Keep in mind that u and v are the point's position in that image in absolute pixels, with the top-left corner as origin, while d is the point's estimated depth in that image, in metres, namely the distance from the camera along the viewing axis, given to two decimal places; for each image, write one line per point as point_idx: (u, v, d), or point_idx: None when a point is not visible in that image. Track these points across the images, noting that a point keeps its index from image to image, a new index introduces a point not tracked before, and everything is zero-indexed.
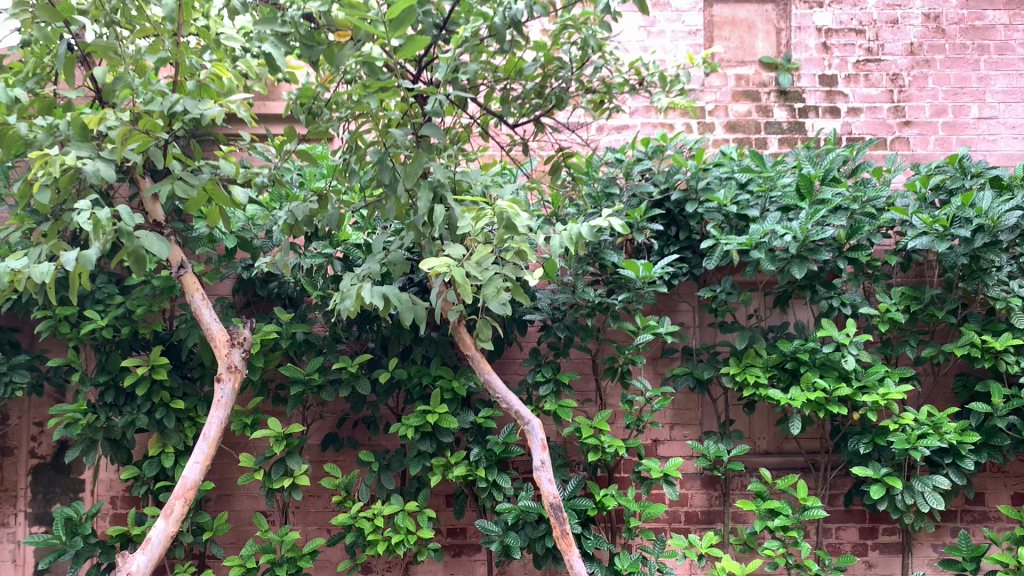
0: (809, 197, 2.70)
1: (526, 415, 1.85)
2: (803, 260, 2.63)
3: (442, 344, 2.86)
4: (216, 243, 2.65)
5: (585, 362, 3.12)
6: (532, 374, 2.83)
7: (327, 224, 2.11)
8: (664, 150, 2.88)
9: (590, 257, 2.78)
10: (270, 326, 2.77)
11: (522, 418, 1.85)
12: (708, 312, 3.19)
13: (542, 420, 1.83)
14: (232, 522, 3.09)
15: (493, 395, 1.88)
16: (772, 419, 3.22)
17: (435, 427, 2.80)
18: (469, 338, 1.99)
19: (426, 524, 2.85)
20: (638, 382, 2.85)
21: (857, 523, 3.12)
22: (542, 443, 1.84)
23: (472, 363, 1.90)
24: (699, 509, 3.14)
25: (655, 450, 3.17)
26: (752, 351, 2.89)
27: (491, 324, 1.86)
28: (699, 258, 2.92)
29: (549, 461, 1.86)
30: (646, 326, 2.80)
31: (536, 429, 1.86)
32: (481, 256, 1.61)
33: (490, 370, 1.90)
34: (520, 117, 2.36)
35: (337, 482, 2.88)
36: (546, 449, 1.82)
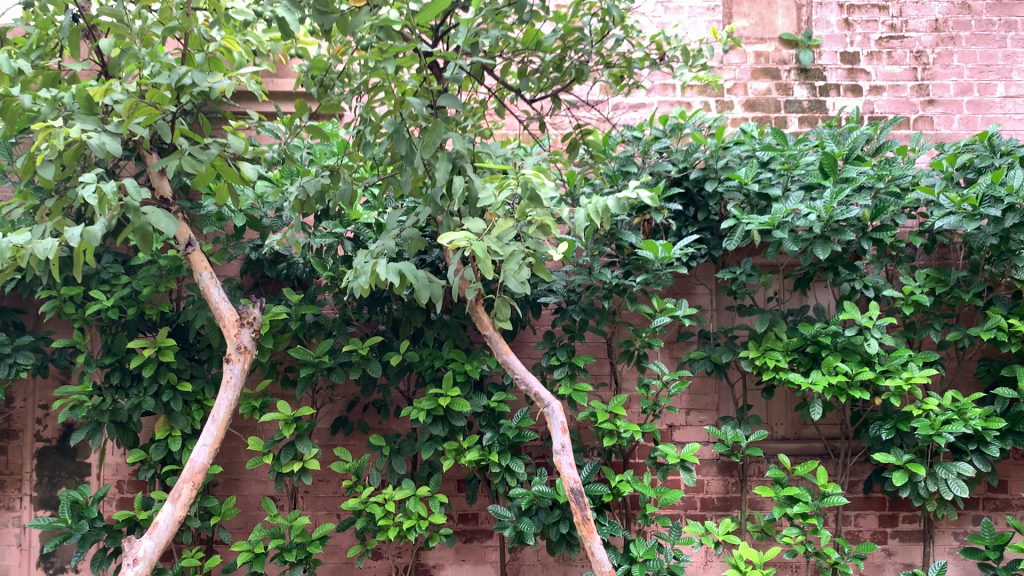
0: (833, 175, 2.63)
1: (545, 397, 1.79)
2: (826, 240, 2.57)
3: (455, 327, 2.80)
4: (225, 222, 2.59)
5: (600, 346, 3.06)
6: (547, 358, 2.77)
7: (339, 200, 2.04)
8: (682, 128, 2.80)
9: (608, 237, 2.72)
10: (280, 308, 2.71)
11: (542, 400, 1.79)
12: (726, 296, 3.13)
13: (563, 402, 1.76)
14: (240, 507, 3.04)
15: (512, 376, 1.82)
16: (790, 404, 3.16)
17: (448, 411, 2.74)
18: (486, 318, 1.92)
19: (438, 510, 2.79)
20: (655, 366, 2.78)
21: (876, 511, 3.06)
22: (562, 426, 1.77)
23: (489, 343, 1.84)
24: (715, 496, 3.08)
25: (671, 436, 3.11)
26: (772, 335, 2.83)
27: (509, 303, 1.80)
28: (718, 239, 2.85)
29: (569, 444, 1.80)
30: (664, 308, 2.73)
31: (556, 412, 1.79)
32: (502, 231, 1.56)
33: (507, 350, 1.84)
34: (538, 92, 2.29)
35: (347, 467, 2.83)
36: (567, 433, 1.75)
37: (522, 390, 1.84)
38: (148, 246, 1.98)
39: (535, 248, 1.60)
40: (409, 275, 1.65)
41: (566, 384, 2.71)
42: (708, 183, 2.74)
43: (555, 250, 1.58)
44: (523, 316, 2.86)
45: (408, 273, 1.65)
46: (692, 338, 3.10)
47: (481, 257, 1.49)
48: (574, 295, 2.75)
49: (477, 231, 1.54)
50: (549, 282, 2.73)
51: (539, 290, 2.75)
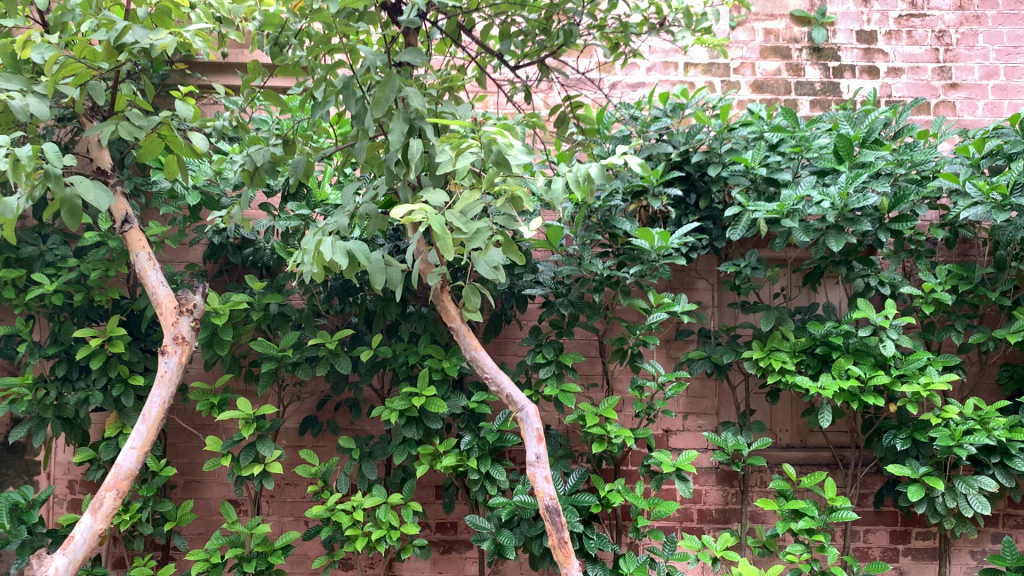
0: (849, 160, 2.38)
1: (520, 400, 1.56)
2: (840, 231, 2.34)
3: (432, 320, 2.56)
4: (180, 201, 2.36)
5: (591, 344, 2.82)
6: (531, 355, 2.53)
7: (293, 173, 1.81)
8: (683, 107, 2.56)
9: (600, 224, 2.47)
10: (240, 296, 2.48)
11: (515, 404, 1.56)
12: (729, 291, 2.89)
13: (541, 408, 1.54)
14: (199, 511, 2.82)
15: (482, 376, 1.59)
16: (796, 410, 2.93)
17: (423, 412, 2.50)
18: (455, 308, 1.69)
19: (411, 519, 2.56)
20: (651, 367, 2.54)
21: (887, 527, 2.83)
22: (538, 435, 1.54)
23: (457, 337, 1.60)
24: (714, 507, 2.85)
25: (667, 442, 2.88)
26: (778, 334, 2.59)
27: (479, 291, 1.57)
28: (721, 229, 2.62)
29: (546, 454, 1.57)
30: (660, 304, 2.50)
31: (531, 417, 1.56)
32: (466, 204, 1.33)
33: (477, 346, 1.61)
34: (522, 58, 2.05)
35: (313, 471, 2.60)
36: (542, 442, 1.52)
37: (493, 392, 1.61)
38: (76, 222, 1.74)
39: (506, 223, 1.37)
40: (362, 261, 1.41)
41: (552, 385, 2.47)
42: (710, 167, 2.51)
43: (528, 226, 1.35)
44: (507, 310, 2.63)
45: (360, 257, 1.40)
46: (691, 336, 2.87)
47: (444, 234, 1.26)
48: (562, 287, 2.51)
49: (438, 203, 1.31)
50: (535, 273, 2.50)
51: (524, 281, 2.51)
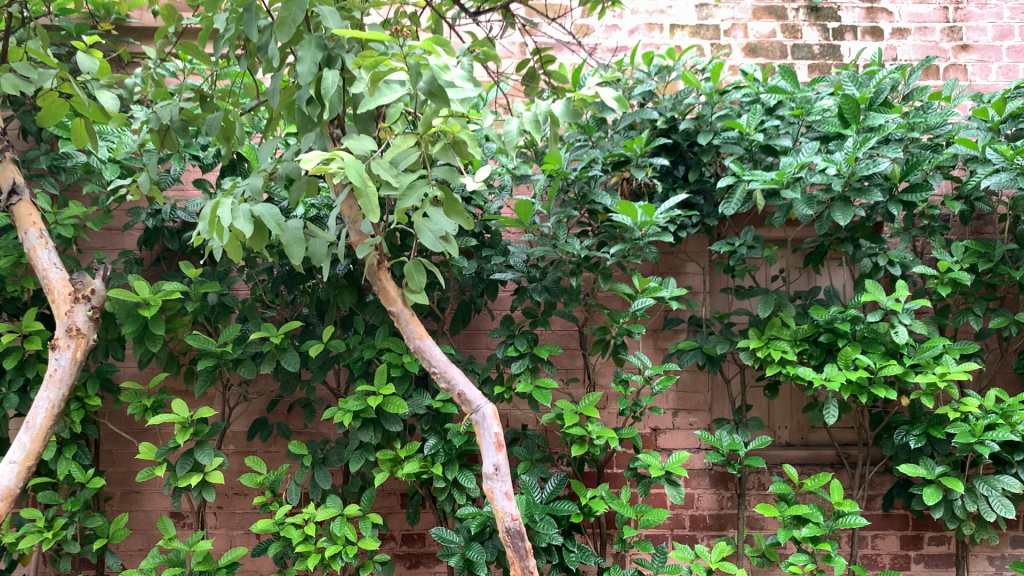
0: (856, 124, 2.12)
1: (475, 400, 1.28)
2: (847, 203, 2.07)
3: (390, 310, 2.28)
4: (98, 177, 2.07)
5: (570, 335, 2.56)
6: (502, 348, 2.26)
7: (209, 134, 1.53)
8: (670, 69, 2.29)
9: (577, 199, 2.20)
10: (173, 285, 2.19)
11: (470, 405, 1.28)
12: (722, 274, 2.63)
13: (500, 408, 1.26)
14: (137, 525, 2.54)
15: (428, 369, 1.31)
16: (797, 404, 2.67)
17: (381, 413, 2.23)
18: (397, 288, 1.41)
19: (370, 533, 2.29)
20: (636, 359, 2.28)
21: (897, 531, 2.57)
22: (496, 440, 1.26)
23: (398, 323, 1.33)
24: (707, 513, 2.59)
25: (655, 442, 2.61)
26: (777, 321, 2.32)
27: (425, 267, 1.29)
28: (713, 205, 2.36)
29: (507, 464, 1.30)
30: (646, 288, 2.23)
31: (488, 420, 1.28)
32: (396, 152, 1.06)
33: (423, 334, 1.33)
34: (483, 3, 1.77)
35: (259, 481, 2.32)
36: (502, 451, 1.25)
37: (443, 388, 1.34)
38: None
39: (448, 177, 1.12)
40: (272, 230, 1.13)
41: (526, 381, 2.20)
42: (699, 134, 2.24)
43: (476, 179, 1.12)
44: (476, 298, 2.36)
45: (269, 225, 1.13)
46: (681, 325, 2.60)
47: (369, 192, 1.01)
48: (536, 270, 2.23)
49: (363, 153, 1.06)
50: (506, 256, 2.23)
51: (493, 265, 2.24)
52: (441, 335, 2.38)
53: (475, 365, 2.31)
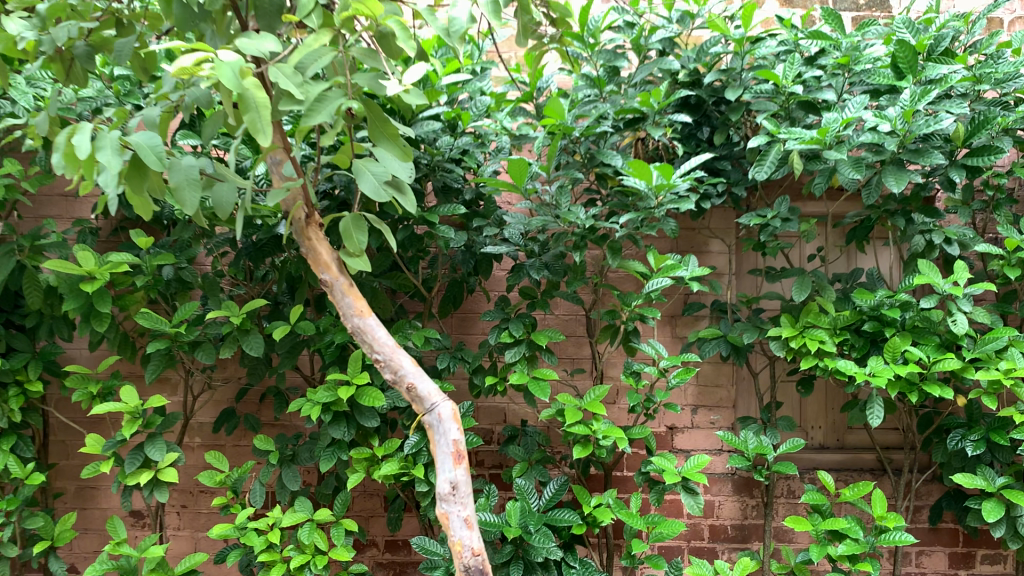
0: (913, 74, 1.79)
1: (430, 400, 1.08)
2: (901, 166, 1.76)
3: (368, 290, 1.99)
4: (28, 128, 1.78)
5: (576, 320, 2.26)
6: (495, 333, 1.97)
7: (118, 61, 1.25)
8: (694, 12, 1.98)
9: (583, 161, 1.89)
10: (119, 256, 1.92)
11: (424, 405, 1.08)
12: (750, 253, 2.32)
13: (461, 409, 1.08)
14: (90, 525, 2.28)
15: (370, 356, 1.10)
16: (833, 402, 2.36)
17: (355, 406, 1.95)
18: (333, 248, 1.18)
19: (343, 541, 2.01)
20: (649, 349, 1.98)
21: (945, 548, 2.26)
22: (455, 446, 1.08)
23: (333, 295, 1.12)
24: (729, 523, 2.30)
25: (671, 442, 2.32)
26: (814, 307, 2.01)
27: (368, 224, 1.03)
28: (742, 171, 2.05)
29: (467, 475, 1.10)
30: (663, 267, 1.93)
31: (447, 424, 1.09)
32: (304, 53, 0.93)
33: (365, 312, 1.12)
34: None
35: (220, 480, 2.05)
36: (462, 463, 1.05)
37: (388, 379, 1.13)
38: None
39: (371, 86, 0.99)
40: (153, 168, 0.86)
41: (522, 372, 1.91)
42: (727, 88, 1.92)
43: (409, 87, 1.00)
44: (468, 276, 2.07)
45: (148, 163, 0.86)
46: (702, 310, 2.29)
47: (262, 110, 0.86)
48: (535, 245, 1.93)
49: (256, 53, 0.86)
50: (500, 227, 1.93)
51: (485, 237, 1.94)
52: (428, 318, 2.09)
53: (464, 353, 2.02)
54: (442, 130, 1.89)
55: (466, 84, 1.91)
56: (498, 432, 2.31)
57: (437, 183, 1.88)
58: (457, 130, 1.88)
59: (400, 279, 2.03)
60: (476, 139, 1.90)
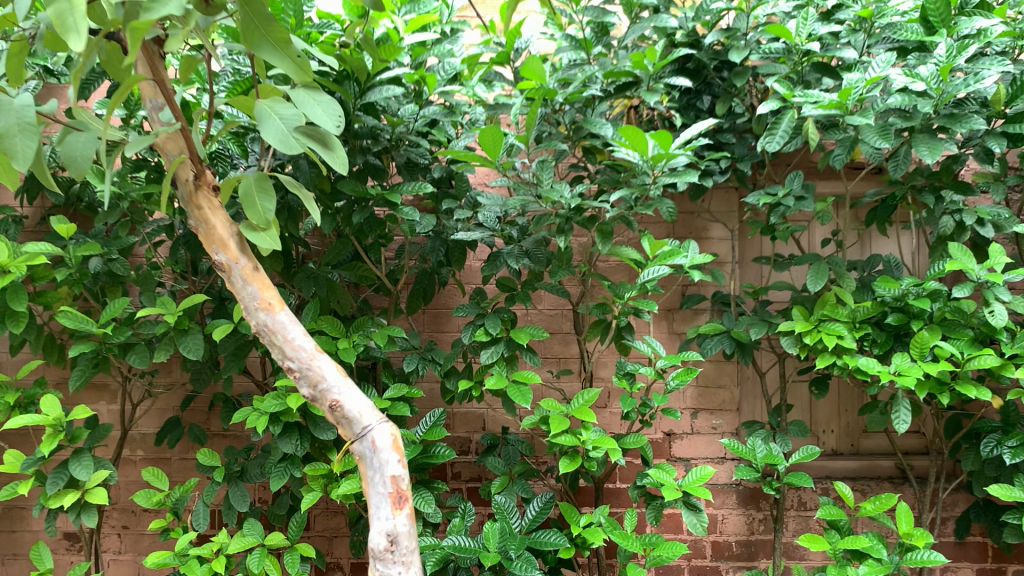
0: (948, 28, 1.55)
1: (361, 417, 0.94)
2: (935, 134, 1.52)
3: (324, 282, 1.75)
4: None
5: (563, 315, 2.03)
6: (469, 331, 1.72)
7: None
8: None
9: (568, 133, 1.64)
10: (36, 246, 1.66)
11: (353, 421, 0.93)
12: (755, 239, 2.09)
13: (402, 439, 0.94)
14: (19, 550, 2.03)
15: (284, 364, 0.94)
16: (846, 403, 2.14)
17: (309, 416, 1.70)
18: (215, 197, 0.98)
19: (298, 569, 1.77)
20: (645, 347, 1.74)
21: (973, 564, 2.04)
22: (394, 481, 0.94)
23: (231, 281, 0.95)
24: (734, 539, 2.07)
25: (670, 449, 2.09)
26: (830, 297, 1.77)
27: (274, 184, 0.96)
28: (748, 145, 1.81)
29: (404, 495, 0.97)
30: (661, 253, 1.69)
31: (379, 444, 0.95)
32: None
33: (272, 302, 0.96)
34: None
35: (158, 500, 1.80)
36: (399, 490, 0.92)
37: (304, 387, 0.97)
38: None
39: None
40: None
41: (499, 375, 1.66)
42: (731, 49, 1.68)
43: None
44: (439, 266, 1.82)
45: None
46: (702, 302, 2.06)
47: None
48: (513, 229, 1.68)
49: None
50: (474, 209, 1.68)
51: (456, 221, 1.69)
52: (395, 314, 1.85)
53: (435, 353, 1.77)
54: (405, 98, 1.64)
55: (433, 45, 1.66)
56: (476, 441, 2.07)
57: (401, 158, 1.63)
58: (424, 97, 1.63)
59: (361, 270, 1.79)
60: (447, 108, 1.65)
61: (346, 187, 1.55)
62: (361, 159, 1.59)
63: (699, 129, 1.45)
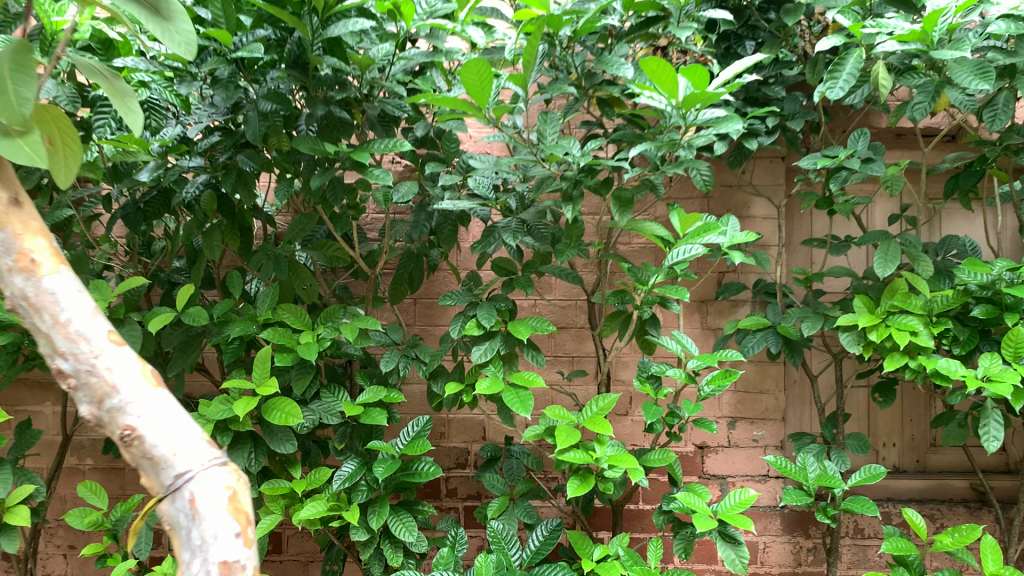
0: None
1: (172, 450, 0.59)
2: None
3: (287, 263, 1.46)
4: None
5: (577, 306, 1.73)
6: (458, 324, 1.41)
7: None
8: None
9: (579, 80, 1.34)
10: None
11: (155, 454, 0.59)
12: (803, 217, 1.77)
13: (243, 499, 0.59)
14: None
15: (47, 357, 0.59)
16: (911, 411, 1.83)
17: (265, 424, 1.40)
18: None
19: None
20: (674, 344, 1.42)
21: None
22: (225, 572, 0.58)
23: None
24: (778, 572, 1.76)
25: (703, 465, 1.78)
26: (902, 285, 1.45)
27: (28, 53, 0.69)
28: (800, 100, 1.50)
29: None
30: (696, 228, 1.37)
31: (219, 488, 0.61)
32: None
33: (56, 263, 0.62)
34: None
35: (93, 522, 1.52)
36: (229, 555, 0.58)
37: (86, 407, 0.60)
38: None
39: None
40: None
41: (493, 376, 1.35)
42: None
43: None
44: (427, 246, 1.53)
45: None
46: (742, 293, 1.75)
47: None
48: (511, 199, 1.38)
49: None
50: (465, 175, 1.38)
51: (443, 190, 1.39)
52: (375, 304, 1.56)
53: (419, 351, 1.48)
54: (380, 37, 1.34)
55: None
56: (475, 453, 1.79)
57: (375, 110, 1.33)
58: (403, 34, 1.33)
59: (333, 250, 1.49)
60: (433, 49, 1.35)
61: (301, 144, 1.25)
62: (323, 110, 1.29)
63: (745, 65, 1.12)
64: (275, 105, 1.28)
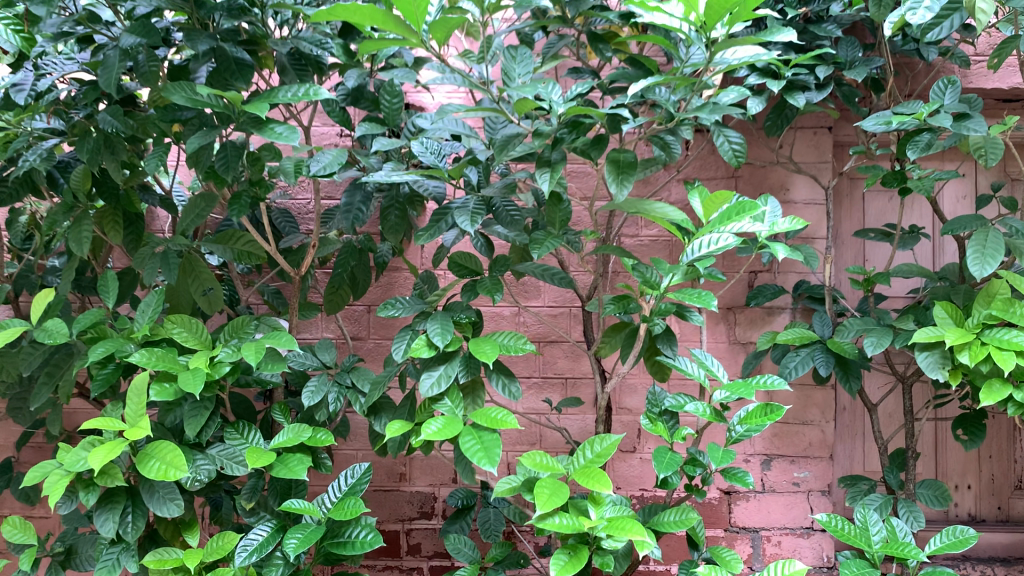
0: None
1: None
2: None
3: (179, 262, 1.11)
4: None
5: (572, 315, 1.38)
6: (404, 342, 1.04)
7: None
8: None
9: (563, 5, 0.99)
10: None
11: None
12: (854, 203, 1.42)
13: None
14: None
15: None
16: (990, 447, 1.46)
17: (144, 478, 1.04)
18: None
19: None
20: (695, 368, 1.04)
21: None
22: None
23: None
24: None
25: (732, 515, 1.41)
26: (1001, 288, 1.06)
27: None
28: (860, 46, 1.14)
29: None
30: (730, 208, 0.99)
31: None
32: None
33: None
34: None
35: None
36: None
37: None
38: None
39: None
40: None
41: (448, 415, 0.98)
42: None
43: None
44: (372, 238, 1.18)
45: None
46: (779, 298, 1.38)
47: None
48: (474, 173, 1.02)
49: None
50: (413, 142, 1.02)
51: (382, 163, 1.03)
52: (306, 314, 1.20)
53: (359, 376, 1.12)
54: None
55: None
56: (442, 500, 1.44)
57: (284, 48, 1.00)
58: None
59: (243, 243, 1.13)
60: None
61: (171, 92, 0.87)
62: (207, 45, 0.94)
63: None
64: (140, 40, 0.93)
